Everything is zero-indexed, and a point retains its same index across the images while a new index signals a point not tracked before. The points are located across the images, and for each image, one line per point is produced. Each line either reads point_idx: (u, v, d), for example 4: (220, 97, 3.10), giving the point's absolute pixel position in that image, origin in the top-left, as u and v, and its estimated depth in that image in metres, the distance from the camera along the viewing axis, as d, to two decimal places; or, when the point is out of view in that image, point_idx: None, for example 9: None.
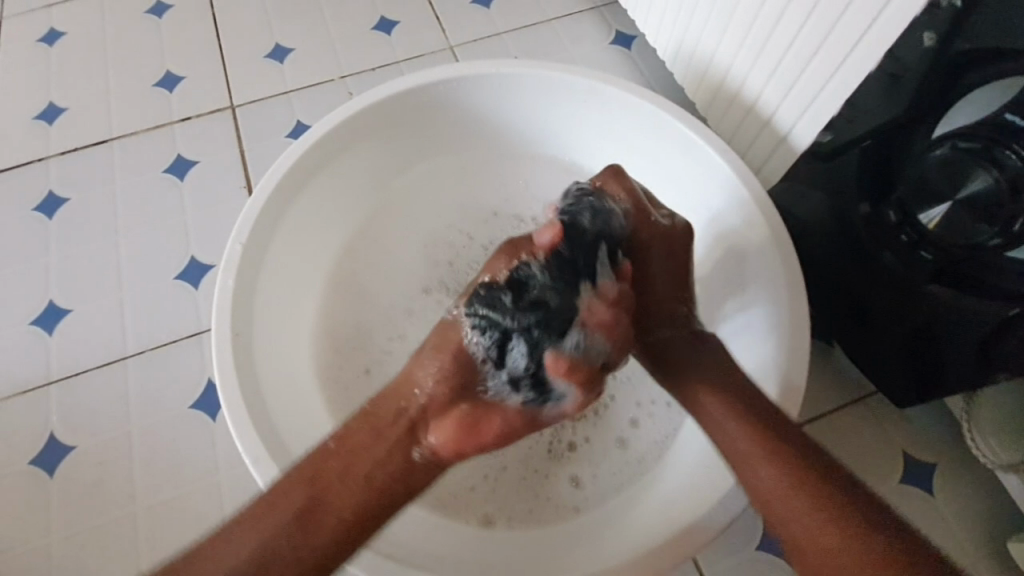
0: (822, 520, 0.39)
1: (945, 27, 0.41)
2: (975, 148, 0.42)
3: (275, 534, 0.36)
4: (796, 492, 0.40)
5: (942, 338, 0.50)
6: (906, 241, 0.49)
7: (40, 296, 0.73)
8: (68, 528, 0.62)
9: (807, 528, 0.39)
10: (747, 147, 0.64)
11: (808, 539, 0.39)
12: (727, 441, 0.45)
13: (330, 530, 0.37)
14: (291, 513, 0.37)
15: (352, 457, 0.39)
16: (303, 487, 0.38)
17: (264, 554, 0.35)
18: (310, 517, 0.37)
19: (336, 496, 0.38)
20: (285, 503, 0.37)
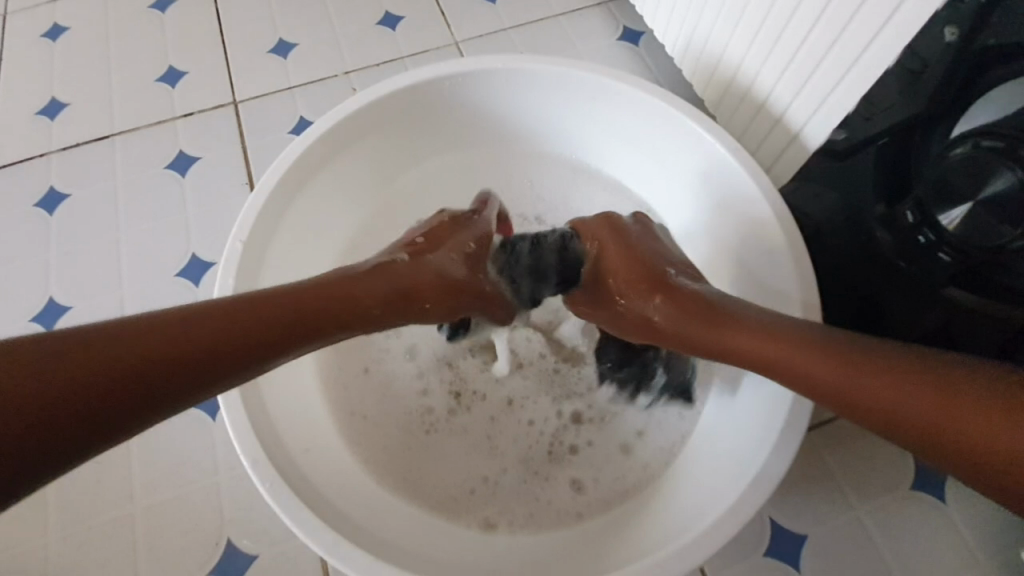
0: (933, 396, 0.36)
1: (969, 22, 0.39)
2: (998, 146, 0.40)
3: (130, 366, 0.36)
4: (903, 389, 0.37)
5: (962, 342, 0.49)
6: (924, 242, 0.47)
7: (41, 292, 0.73)
8: (67, 528, 0.61)
9: (934, 417, 0.36)
10: (758, 145, 0.63)
11: (942, 440, 0.36)
12: (822, 393, 0.41)
13: (195, 390, 0.39)
14: (137, 371, 0.37)
15: (230, 347, 0.40)
16: (183, 327, 0.39)
17: (67, 377, 0.34)
18: (175, 378, 0.38)
19: (221, 346, 0.40)
20: (140, 342, 0.37)
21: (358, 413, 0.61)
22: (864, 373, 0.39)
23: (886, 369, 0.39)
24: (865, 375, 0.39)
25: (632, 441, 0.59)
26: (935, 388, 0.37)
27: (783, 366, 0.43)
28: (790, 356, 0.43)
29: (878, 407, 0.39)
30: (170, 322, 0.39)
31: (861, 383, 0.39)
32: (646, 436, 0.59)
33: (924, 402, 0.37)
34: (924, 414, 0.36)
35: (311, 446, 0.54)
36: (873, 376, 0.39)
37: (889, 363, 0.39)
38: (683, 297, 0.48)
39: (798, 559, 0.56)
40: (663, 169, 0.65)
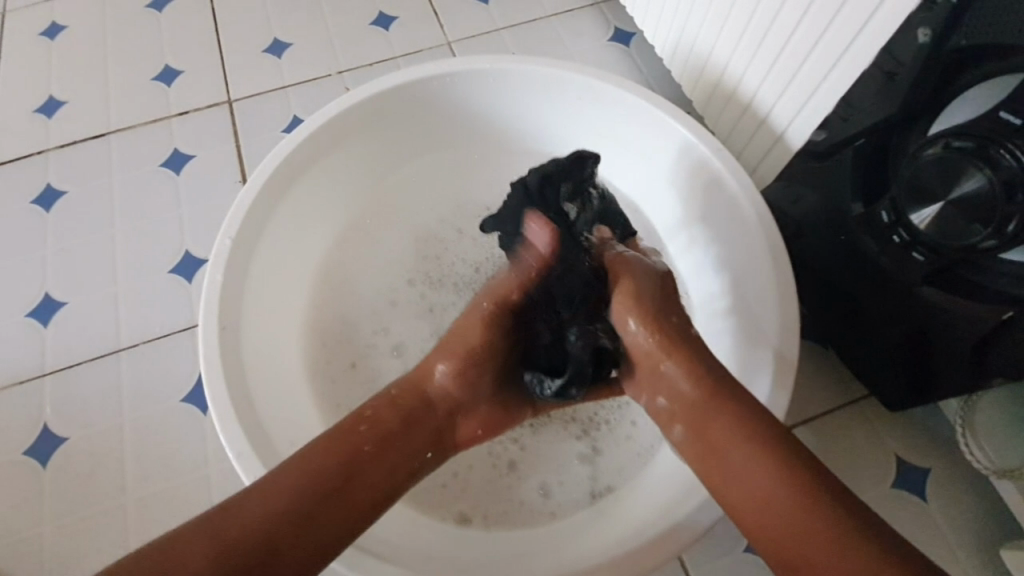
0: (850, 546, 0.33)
1: (941, 24, 0.40)
2: (968, 147, 0.41)
3: (315, 494, 0.38)
4: (757, 467, 0.39)
5: (936, 343, 0.49)
6: (899, 242, 0.48)
7: (37, 288, 0.74)
8: (60, 519, 0.62)
9: (785, 510, 0.36)
10: (743, 146, 0.63)
11: (765, 521, 0.37)
12: (706, 427, 0.42)
13: (341, 524, 0.38)
14: (298, 531, 0.36)
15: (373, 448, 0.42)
16: (312, 475, 0.39)
17: (232, 543, 0.34)
18: (324, 507, 0.38)
19: (376, 476, 0.41)
20: (287, 505, 0.37)
21: (345, 407, 0.62)
22: (751, 450, 0.39)
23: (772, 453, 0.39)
24: (778, 475, 0.38)
25: (613, 439, 0.60)
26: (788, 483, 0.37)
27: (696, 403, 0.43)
28: (697, 405, 0.43)
29: (732, 468, 0.40)
30: (301, 477, 0.38)
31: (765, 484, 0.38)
32: (627, 435, 0.60)
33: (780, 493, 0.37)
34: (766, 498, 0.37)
35: (298, 438, 0.55)
36: (753, 450, 0.39)
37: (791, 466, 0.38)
38: (664, 355, 0.46)
39: None
40: (648, 169, 0.66)
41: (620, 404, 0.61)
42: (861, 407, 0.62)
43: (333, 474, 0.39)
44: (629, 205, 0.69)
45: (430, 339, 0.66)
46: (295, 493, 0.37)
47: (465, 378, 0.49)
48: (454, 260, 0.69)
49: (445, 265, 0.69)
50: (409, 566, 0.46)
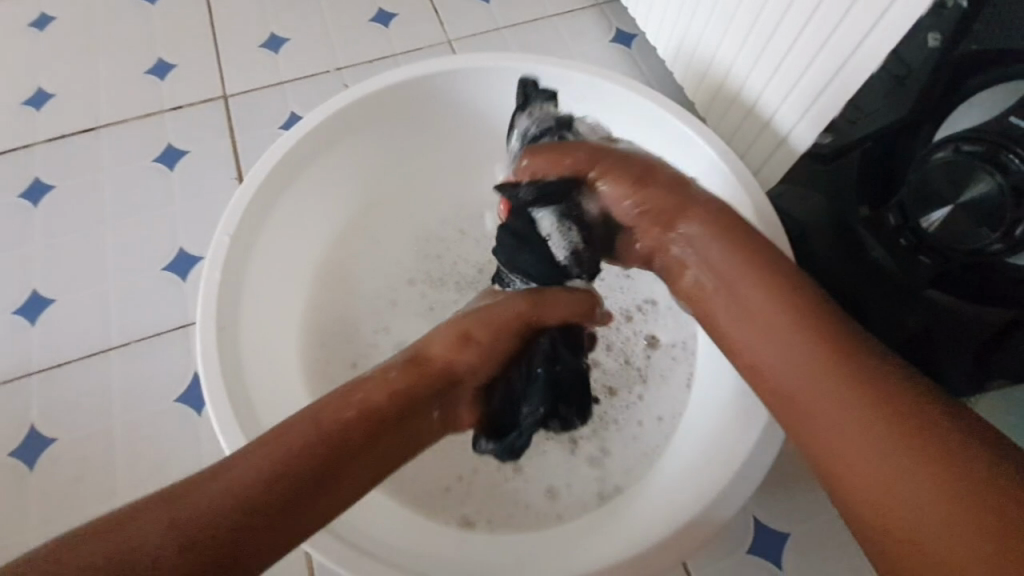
0: (943, 493, 0.29)
1: (951, 27, 0.40)
2: (978, 151, 0.40)
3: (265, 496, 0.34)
4: (870, 443, 0.32)
5: (940, 345, 0.50)
6: (906, 245, 0.48)
7: (24, 285, 0.72)
8: (46, 524, 0.60)
9: (897, 481, 0.31)
10: (745, 149, 0.63)
11: (866, 491, 0.32)
12: (779, 386, 0.38)
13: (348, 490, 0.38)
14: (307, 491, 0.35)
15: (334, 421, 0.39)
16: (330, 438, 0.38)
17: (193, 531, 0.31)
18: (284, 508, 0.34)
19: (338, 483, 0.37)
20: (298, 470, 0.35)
21: None
22: (918, 436, 0.31)
23: (889, 412, 0.33)
24: (879, 419, 0.33)
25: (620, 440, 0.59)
26: (921, 454, 0.31)
27: (833, 390, 0.35)
28: (775, 349, 0.38)
29: (816, 432, 0.35)
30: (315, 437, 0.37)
31: (871, 426, 0.33)
32: (632, 435, 0.59)
33: (903, 472, 0.31)
34: (874, 456, 0.32)
35: None
36: (870, 429, 0.33)
37: (899, 412, 0.32)
38: (737, 282, 0.42)
39: (781, 557, 0.57)
40: None
41: (625, 403, 0.61)
42: None
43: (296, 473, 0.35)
44: None
45: None
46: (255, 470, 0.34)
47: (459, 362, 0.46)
48: (455, 259, 0.68)
49: (445, 264, 0.68)
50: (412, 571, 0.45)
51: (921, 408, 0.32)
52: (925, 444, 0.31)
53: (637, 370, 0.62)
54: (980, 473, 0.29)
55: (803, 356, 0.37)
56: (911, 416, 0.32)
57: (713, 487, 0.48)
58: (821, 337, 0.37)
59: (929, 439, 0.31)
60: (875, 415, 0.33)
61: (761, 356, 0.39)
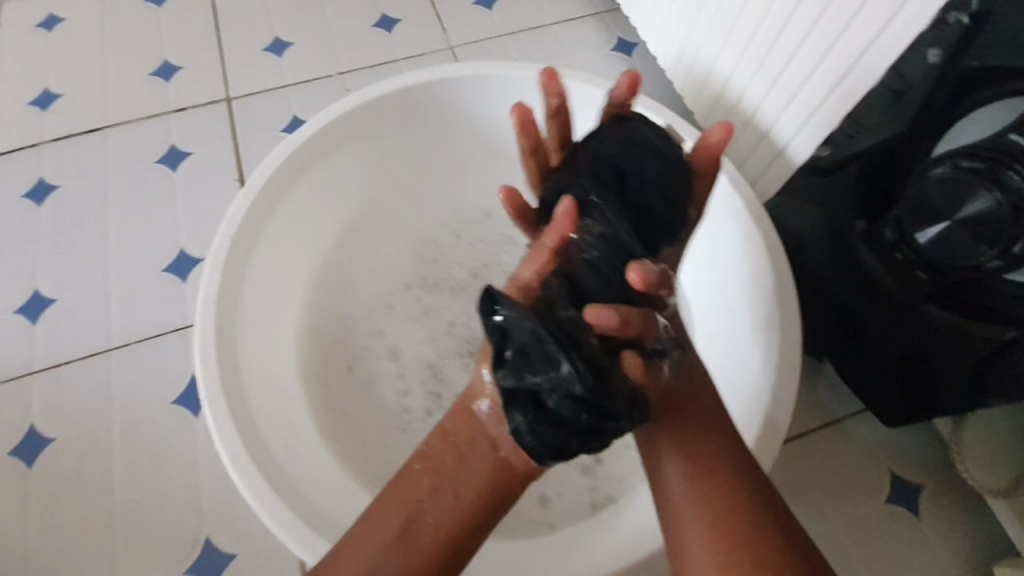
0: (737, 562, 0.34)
1: (951, 45, 0.41)
2: (977, 168, 0.39)
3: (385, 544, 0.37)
4: (714, 546, 0.35)
5: (936, 362, 0.49)
6: (903, 260, 0.47)
7: (26, 284, 0.72)
8: (44, 522, 0.61)
9: (718, 573, 0.34)
10: (743, 160, 0.63)
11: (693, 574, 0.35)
12: (665, 487, 0.39)
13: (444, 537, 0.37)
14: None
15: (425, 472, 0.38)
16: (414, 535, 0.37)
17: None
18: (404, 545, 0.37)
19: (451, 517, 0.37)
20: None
21: (339, 411, 0.61)
22: (736, 525, 0.35)
23: (717, 489, 0.37)
24: (740, 500, 0.36)
25: (614, 448, 0.60)
26: (748, 543, 0.35)
27: (694, 454, 0.39)
28: (676, 491, 0.38)
29: (676, 534, 0.37)
30: (404, 552, 0.37)
31: (728, 505, 0.36)
32: (626, 445, 0.60)
33: (716, 566, 0.34)
34: (697, 546, 0.36)
35: (291, 443, 0.54)
36: (691, 483, 0.38)
37: (728, 483, 0.37)
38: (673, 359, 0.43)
39: None
40: None
41: None
42: (856, 423, 0.62)
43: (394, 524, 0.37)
44: None
45: (427, 345, 0.65)
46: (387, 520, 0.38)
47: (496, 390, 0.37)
48: (453, 265, 0.69)
49: (443, 269, 0.68)
50: None
51: (732, 488, 0.37)
52: (750, 519, 0.36)
53: None
54: (775, 545, 0.35)
55: (675, 462, 0.39)
56: (741, 503, 0.37)
57: None
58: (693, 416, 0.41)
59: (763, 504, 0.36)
60: (727, 485, 0.37)
61: (661, 482, 0.39)
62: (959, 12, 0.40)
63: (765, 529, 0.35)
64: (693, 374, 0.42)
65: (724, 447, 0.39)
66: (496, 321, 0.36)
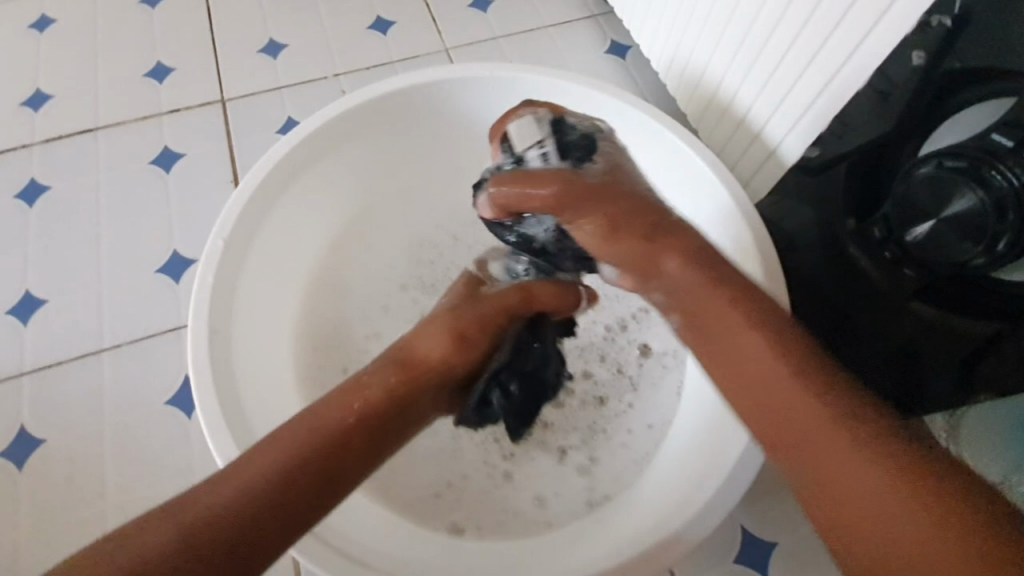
0: (931, 535, 0.29)
1: (935, 47, 0.41)
2: (961, 166, 0.40)
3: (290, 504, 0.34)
4: (899, 503, 0.30)
5: (926, 358, 0.50)
6: (891, 257, 0.48)
7: (17, 285, 0.72)
8: (34, 526, 0.60)
9: (913, 533, 0.29)
10: (736, 161, 0.64)
11: (877, 540, 0.30)
12: (806, 452, 0.33)
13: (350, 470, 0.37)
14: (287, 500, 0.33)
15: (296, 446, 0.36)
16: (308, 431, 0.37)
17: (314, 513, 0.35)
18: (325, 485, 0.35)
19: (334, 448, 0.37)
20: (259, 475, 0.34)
21: None
22: (891, 497, 0.30)
23: (880, 439, 0.31)
24: (870, 459, 0.31)
25: (609, 447, 0.60)
26: (927, 505, 0.29)
27: (796, 414, 0.34)
28: (828, 452, 0.32)
29: (845, 493, 0.31)
30: (284, 444, 0.36)
31: (849, 470, 0.31)
32: (622, 443, 0.60)
33: (917, 532, 0.29)
34: (890, 512, 0.30)
35: None
36: (849, 445, 0.32)
37: (880, 450, 0.31)
38: (727, 323, 0.37)
39: (767, 566, 0.57)
40: None
41: (615, 411, 0.61)
42: None
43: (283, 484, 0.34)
44: None
45: None
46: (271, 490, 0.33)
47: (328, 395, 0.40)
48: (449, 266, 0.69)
49: (439, 270, 0.69)
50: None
51: (863, 443, 0.31)
52: (916, 484, 0.30)
53: (629, 378, 0.63)
54: (939, 506, 0.29)
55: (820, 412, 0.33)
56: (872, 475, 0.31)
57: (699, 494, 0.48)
58: (797, 377, 0.34)
59: (908, 457, 0.30)
60: (862, 445, 0.31)
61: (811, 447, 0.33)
62: (943, 15, 0.40)
63: (921, 491, 0.29)
64: (757, 341, 0.36)
65: (816, 398, 0.33)
66: (530, 342, 0.52)
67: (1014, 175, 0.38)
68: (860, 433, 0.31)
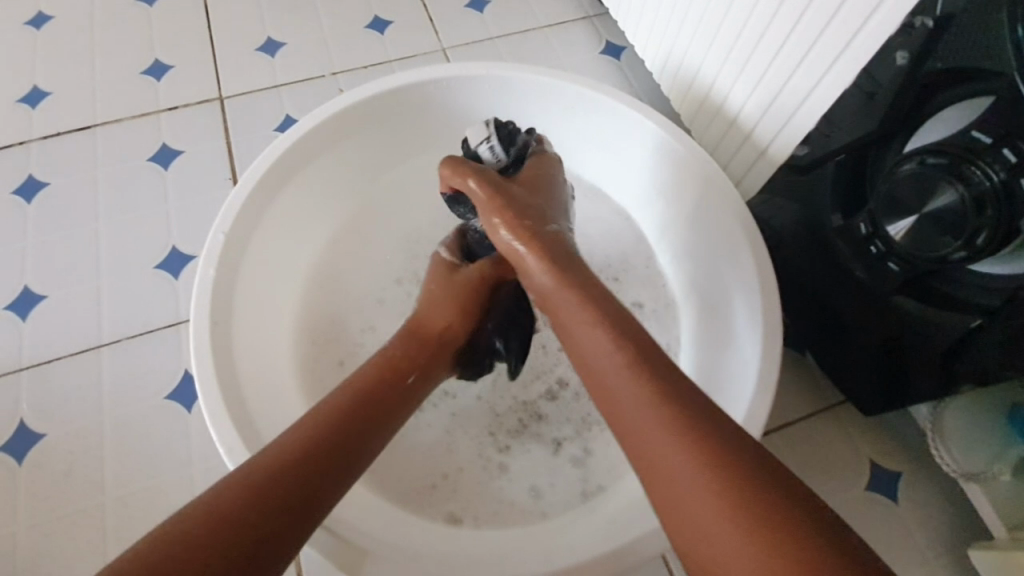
0: (737, 520, 0.29)
1: (918, 48, 0.43)
2: (943, 164, 0.41)
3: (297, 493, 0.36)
4: (711, 507, 0.30)
5: (910, 351, 0.52)
6: (875, 253, 0.49)
7: (15, 281, 0.72)
8: (34, 519, 0.60)
9: (725, 539, 0.29)
10: (727, 161, 0.66)
11: (698, 540, 0.30)
12: (641, 432, 0.34)
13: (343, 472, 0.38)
14: (283, 503, 0.34)
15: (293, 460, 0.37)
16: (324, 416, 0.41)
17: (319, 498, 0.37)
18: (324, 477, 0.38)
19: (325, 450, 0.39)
20: (247, 481, 0.34)
21: None
22: (710, 473, 0.31)
23: (702, 444, 0.32)
24: (710, 439, 0.32)
25: (603, 440, 0.61)
26: (738, 508, 0.29)
27: (643, 389, 0.36)
28: (653, 445, 0.33)
29: (675, 493, 0.32)
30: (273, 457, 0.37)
31: (656, 438, 0.33)
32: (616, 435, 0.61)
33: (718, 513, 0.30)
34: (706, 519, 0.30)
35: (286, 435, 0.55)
36: (662, 427, 0.33)
37: (696, 431, 0.32)
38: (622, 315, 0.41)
39: None
40: (636, 176, 0.68)
41: None
42: (837, 414, 0.65)
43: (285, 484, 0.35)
44: (620, 215, 0.71)
45: None
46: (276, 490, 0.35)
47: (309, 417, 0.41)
48: None
49: None
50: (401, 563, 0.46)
51: (702, 455, 0.31)
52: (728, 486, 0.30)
53: None
54: (758, 490, 0.30)
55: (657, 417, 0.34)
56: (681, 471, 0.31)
57: None
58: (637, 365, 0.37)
59: (727, 449, 0.31)
60: (700, 430, 0.32)
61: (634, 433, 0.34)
62: (925, 16, 0.41)
63: (741, 482, 0.30)
64: (604, 339, 0.39)
65: (666, 385, 0.35)
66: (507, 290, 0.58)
67: (993, 172, 0.39)
68: (690, 422, 0.33)
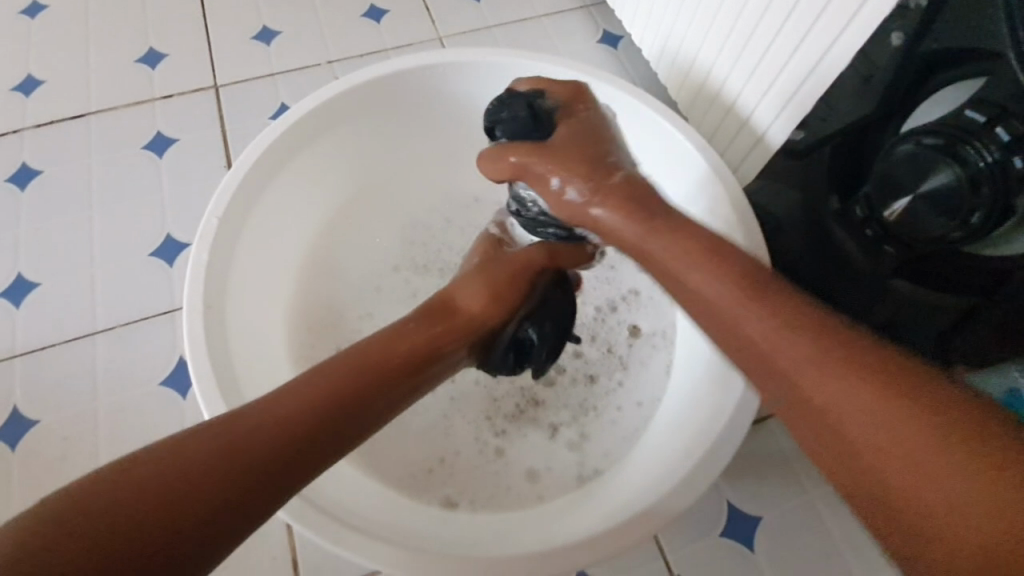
0: (970, 488, 0.26)
1: (912, 28, 0.42)
2: (938, 144, 0.40)
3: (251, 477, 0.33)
4: (962, 472, 0.26)
5: (906, 333, 0.52)
6: (871, 236, 0.49)
7: (9, 268, 0.72)
8: (27, 505, 0.60)
9: (958, 497, 0.26)
10: (725, 147, 0.66)
11: (913, 504, 0.27)
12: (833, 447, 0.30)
13: (264, 467, 0.33)
14: (225, 494, 0.32)
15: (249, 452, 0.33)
16: (271, 429, 0.35)
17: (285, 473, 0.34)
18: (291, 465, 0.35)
19: (294, 434, 0.35)
20: (187, 470, 0.31)
21: None
22: (926, 462, 0.27)
23: (927, 422, 0.27)
24: (923, 433, 0.27)
25: (599, 424, 0.61)
26: (982, 469, 0.26)
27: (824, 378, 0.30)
28: (791, 359, 0.31)
29: (887, 485, 0.28)
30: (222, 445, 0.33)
31: (912, 445, 0.27)
32: (612, 420, 0.61)
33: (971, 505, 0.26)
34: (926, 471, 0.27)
35: None
36: (887, 413, 0.28)
37: (944, 430, 0.27)
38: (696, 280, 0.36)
39: (752, 540, 0.59)
40: None
41: (605, 389, 0.63)
42: None
43: (240, 472, 0.32)
44: None
45: None
46: (240, 474, 0.32)
47: (297, 400, 0.37)
48: (442, 249, 0.70)
49: (434, 253, 0.70)
50: (396, 543, 0.46)
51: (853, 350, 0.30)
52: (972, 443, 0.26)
53: (618, 357, 0.64)
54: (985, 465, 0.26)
55: (770, 325, 0.33)
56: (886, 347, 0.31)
57: (682, 460, 0.50)
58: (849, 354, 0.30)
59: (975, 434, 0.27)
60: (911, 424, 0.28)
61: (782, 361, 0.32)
62: None
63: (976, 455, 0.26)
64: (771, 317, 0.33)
65: (843, 380, 0.30)
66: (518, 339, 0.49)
67: (990, 151, 0.39)
68: (937, 413, 0.28)
